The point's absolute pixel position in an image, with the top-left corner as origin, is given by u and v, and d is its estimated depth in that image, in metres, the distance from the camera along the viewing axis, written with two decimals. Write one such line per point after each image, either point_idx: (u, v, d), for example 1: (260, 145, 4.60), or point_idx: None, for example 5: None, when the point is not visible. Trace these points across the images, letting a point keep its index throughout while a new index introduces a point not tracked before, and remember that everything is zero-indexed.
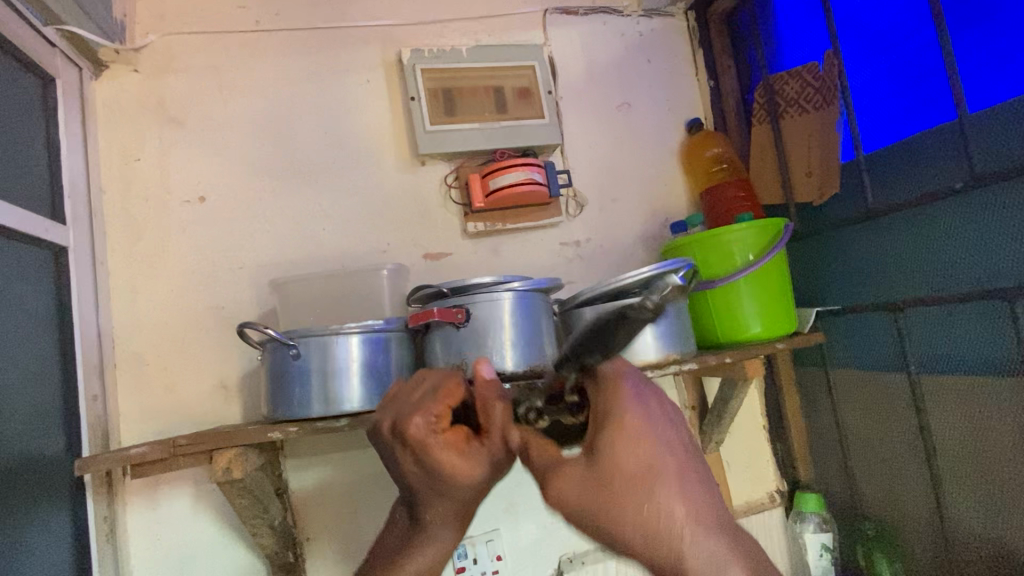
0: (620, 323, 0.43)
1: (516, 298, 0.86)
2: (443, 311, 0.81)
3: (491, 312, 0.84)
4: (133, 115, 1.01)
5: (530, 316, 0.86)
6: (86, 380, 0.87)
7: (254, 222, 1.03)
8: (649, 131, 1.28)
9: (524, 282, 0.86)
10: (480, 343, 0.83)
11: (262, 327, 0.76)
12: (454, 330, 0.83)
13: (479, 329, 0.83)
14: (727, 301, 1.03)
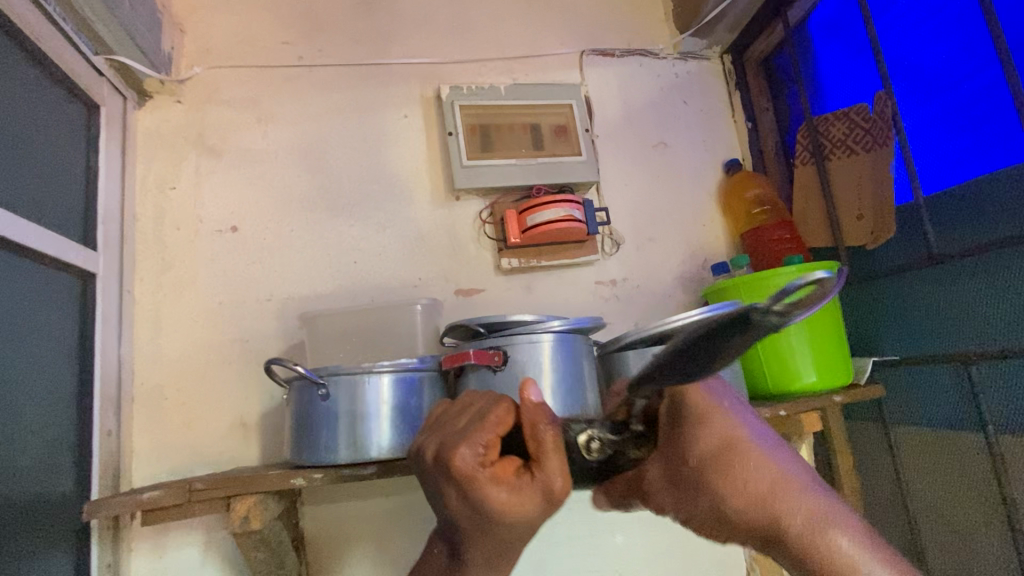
0: (731, 336, 0.38)
1: (557, 340, 0.80)
2: (480, 353, 0.76)
3: (530, 355, 0.78)
4: (172, 144, 1.01)
5: (571, 358, 0.81)
6: (102, 414, 0.83)
7: (285, 253, 1.00)
8: (686, 171, 1.25)
9: (565, 322, 0.80)
10: (519, 388, 0.77)
11: (290, 365, 0.71)
12: (490, 373, 0.78)
13: (518, 373, 0.78)
14: (778, 349, 0.97)
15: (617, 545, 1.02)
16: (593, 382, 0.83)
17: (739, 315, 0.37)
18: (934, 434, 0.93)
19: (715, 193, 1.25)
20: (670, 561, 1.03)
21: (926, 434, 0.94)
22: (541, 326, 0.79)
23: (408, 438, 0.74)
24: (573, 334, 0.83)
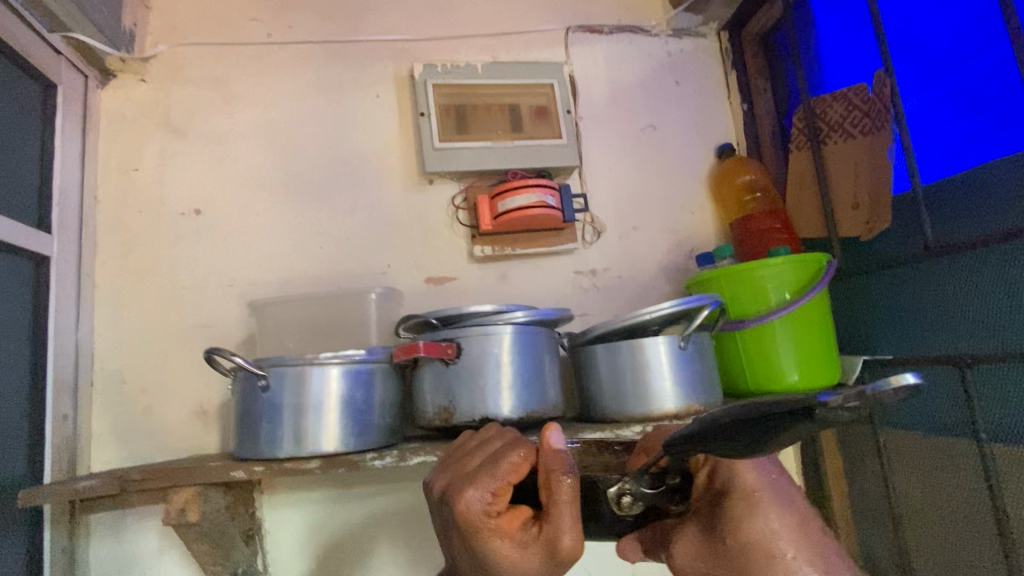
0: (787, 423, 0.33)
1: (517, 333, 0.77)
2: (431, 345, 0.73)
3: (486, 348, 0.75)
4: (136, 124, 0.98)
5: (531, 351, 0.78)
6: (56, 399, 0.82)
7: (249, 238, 0.97)
8: (676, 156, 1.19)
9: (528, 313, 0.78)
10: (473, 382, 0.74)
11: (228, 356, 0.71)
12: (444, 365, 0.75)
13: (472, 367, 0.74)
14: (760, 345, 0.91)
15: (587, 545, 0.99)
16: (555, 376, 0.80)
17: (801, 402, 0.32)
18: (927, 439, 0.87)
19: (706, 179, 1.19)
20: (645, 562, 1.00)
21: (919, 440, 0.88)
22: (501, 318, 0.77)
23: (357, 434, 0.72)
24: (535, 326, 0.80)
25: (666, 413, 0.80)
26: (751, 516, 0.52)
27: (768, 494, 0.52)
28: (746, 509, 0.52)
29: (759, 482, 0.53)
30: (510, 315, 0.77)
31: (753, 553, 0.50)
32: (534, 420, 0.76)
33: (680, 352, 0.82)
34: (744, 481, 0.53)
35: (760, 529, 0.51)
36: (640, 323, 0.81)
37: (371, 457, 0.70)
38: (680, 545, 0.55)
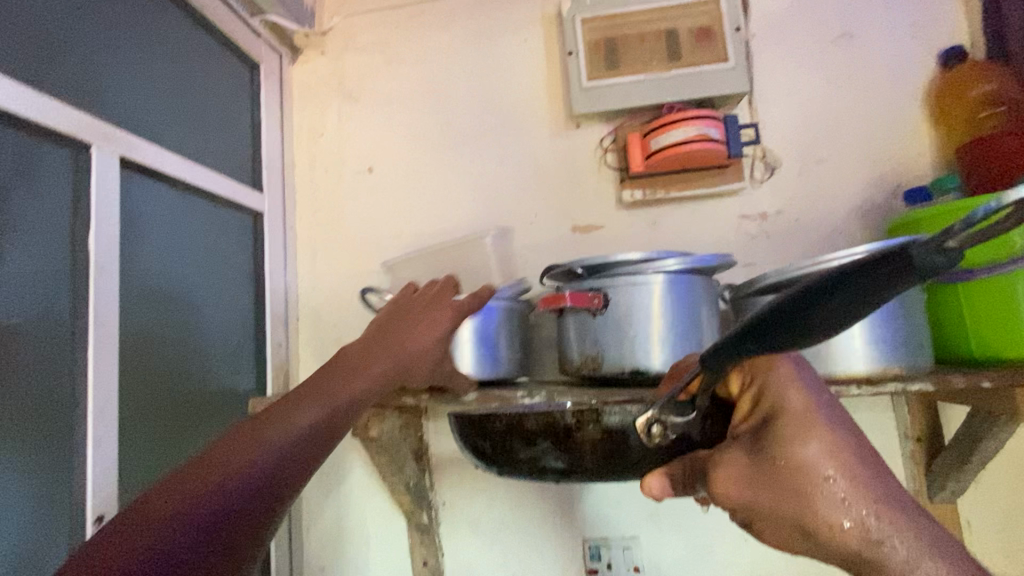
0: (896, 274, 0.29)
1: (669, 282, 0.71)
2: (578, 295, 0.72)
3: (635, 298, 0.71)
4: (319, 93, 1.11)
5: (687, 301, 0.72)
6: (273, 329, 1.01)
7: (410, 190, 1.05)
8: (880, 68, 0.96)
9: (681, 261, 0.71)
10: (621, 333, 0.71)
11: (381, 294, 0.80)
12: (590, 316, 0.73)
13: (620, 318, 0.71)
14: (993, 302, 0.72)
15: None
16: (714, 331, 0.73)
17: (899, 248, 0.29)
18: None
19: (922, 96, 0.95)
20: None
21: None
22: (651, 267, 0.71)
23: (494, 367, 0.79)
24: (692, 275, 0.73)
25: (855, 377, 0.67)
26: (799, 436, 0.40)
27: (821, 416, 0.41)
28: (796, 430, 0.41)
29: (810, 406, 0.42)
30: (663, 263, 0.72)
31: (802, 481, 0.39)
32: None
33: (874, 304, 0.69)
34: (794, 404, 0.42)
35: (818, 451, 0.39)
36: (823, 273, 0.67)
37: (521, 396, 0.73)
38: (720, 472, 0.43)
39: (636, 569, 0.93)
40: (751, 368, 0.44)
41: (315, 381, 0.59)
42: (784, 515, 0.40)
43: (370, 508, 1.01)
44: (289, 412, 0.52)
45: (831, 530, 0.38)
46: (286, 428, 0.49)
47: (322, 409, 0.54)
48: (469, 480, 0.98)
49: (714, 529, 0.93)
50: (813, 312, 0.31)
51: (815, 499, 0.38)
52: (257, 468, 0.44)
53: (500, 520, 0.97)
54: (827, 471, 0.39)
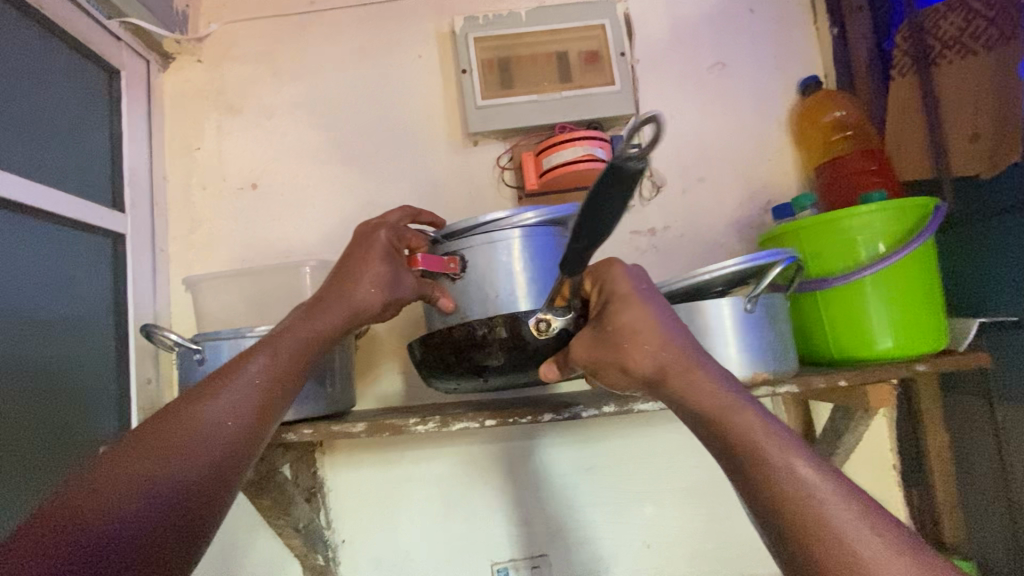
0: (602, 193, 0.43)
1: (520, 238, 0.71)
2: (433, 261, 0.70)
3: (492, 257, 0.71)
4: (194, 103, 1.02)
5: (547, 253, 0.72)
6: (139, 364, 0.90)
7: (301, 208, 0.99)
8: (748, 95, 1.05)
9: (539, 214, 0.71)
10: (484, 293, 0.71)
11: (163, 332, 0.71)
12: (451, 281, 0.73)
13: (481, 279, 0.71)
14: (849, 309, 0.79)
15: (646, 515, 0.95)
16: None
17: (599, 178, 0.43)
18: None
19: (785, 121, 1.04)
20: (706, 536, 0.95)
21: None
22: (508, 222, 0.70)
23: (303, 403, 0.72)
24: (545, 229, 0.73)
25: None
26: (623, 309, 0.53)
27: (639, 297, 0.53)
28: (619, 304, 0.53)
29: (634, 291, 0.54)
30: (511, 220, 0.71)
31: (629, 336, 0.52)
32: None
33: (746, 315, 0.73)
34: (621, 290, 0.54)
35: (633, 318, 0.52)
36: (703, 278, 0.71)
37: (413, 423, 0.70)
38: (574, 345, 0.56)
39: None
40: (598, 271, 0.57)
41: (233, 365, 0.56)
42: (611, 362, 0.54)
43: (258, 555, 0.92)
44: (196, 406, 0.50)
45: (638, 366, 0.52)
46: (195, 433, 0.49)
47: (240, 397, 0.53)
48: (370, 513, 0.93)
49: (620, 539, 0.95)
50: (592, 226, 0.45)
51: (630, 348, 0.52)
52: (157, 481, 0.44)
53: (406, 552, 0.93)
54: (639, 330, 0.52)
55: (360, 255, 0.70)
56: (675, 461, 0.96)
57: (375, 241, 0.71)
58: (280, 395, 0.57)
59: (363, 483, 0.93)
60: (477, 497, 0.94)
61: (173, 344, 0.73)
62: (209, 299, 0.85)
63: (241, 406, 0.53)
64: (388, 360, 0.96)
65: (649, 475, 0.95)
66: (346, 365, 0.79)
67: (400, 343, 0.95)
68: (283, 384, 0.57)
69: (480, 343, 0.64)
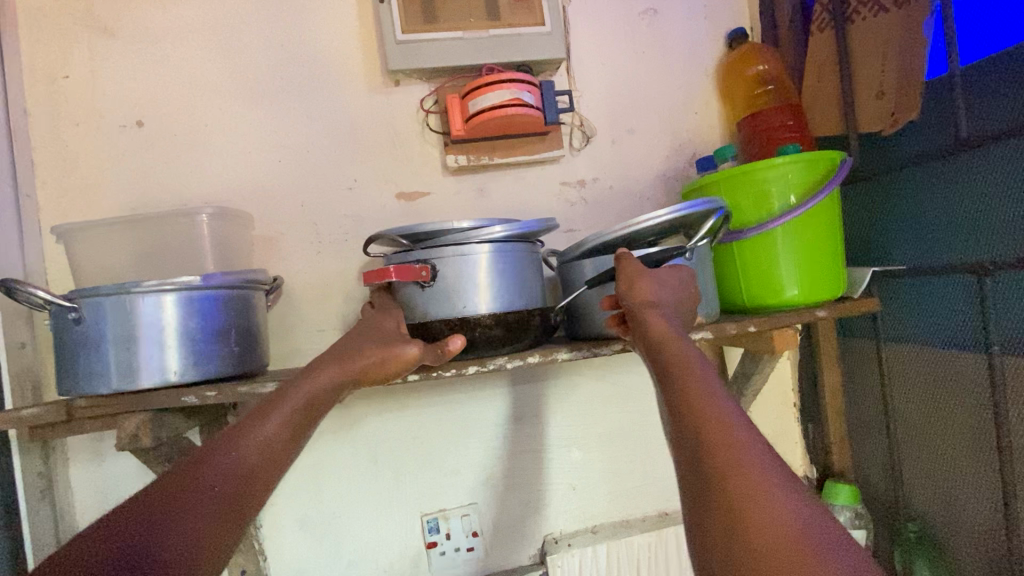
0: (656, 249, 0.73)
1: (495, 251, 0.70)
2: (404, 270, 0.67)
3: (464, 269, 0.69)
4: (57, 21, 0.86)
5: (517, 269, 0.72)
6: (8, 328, 0.79)
7: (199, 150, 0.89)
8: (677, 45, 1.04)
9: (508, 229, 0.70)
10: (451, 303, 0.69)
11: (27, 288, 0.62)
12: (419, 289, 0.70)
13: (448, 291, 0.69)
14: (760, 259, 0.82)
15: (572, 460, 0.99)
16: (539, 286, 0.74)
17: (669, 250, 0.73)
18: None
19: (712, 74, 1.05)
20: (625, 476, 1.01)
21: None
22: (479, 236, 0.69)
23: (205, 364, 0.67)
24: (517, 242, 0.73)
25: None
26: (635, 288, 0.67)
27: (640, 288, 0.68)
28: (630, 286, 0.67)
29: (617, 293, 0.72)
30: (488, 233, 0.69)
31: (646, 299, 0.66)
32: (517, 336, 0.71)
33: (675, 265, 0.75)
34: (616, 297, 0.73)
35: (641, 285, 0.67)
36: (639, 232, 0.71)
37: None
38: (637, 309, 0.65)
39: (474, 534, 0.95)
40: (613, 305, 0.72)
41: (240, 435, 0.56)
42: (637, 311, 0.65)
43: None
44: (233, 439, 0.55)
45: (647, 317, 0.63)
46: (230, 462, 0.53)
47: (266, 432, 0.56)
48: (293, 474, 0.90)
49: (547, 483, 0.98)
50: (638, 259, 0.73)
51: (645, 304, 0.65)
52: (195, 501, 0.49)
53: (333, 512, 0.91)
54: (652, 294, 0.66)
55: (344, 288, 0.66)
56: (601, 407, 1.00)
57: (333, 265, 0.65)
58: (288, 452, 0.57)
59: None
60: (405, 451, 0.93)
61: (43, 302, 0.64)
62: (88, 251, 0.75)
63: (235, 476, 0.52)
64: (308, 317, 0.90)
65: (576, 424, 0.98)
66: (255, 323, 0.73)
67: (318, 299, 0.90)
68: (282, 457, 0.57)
69: (493, 324, 0.69)
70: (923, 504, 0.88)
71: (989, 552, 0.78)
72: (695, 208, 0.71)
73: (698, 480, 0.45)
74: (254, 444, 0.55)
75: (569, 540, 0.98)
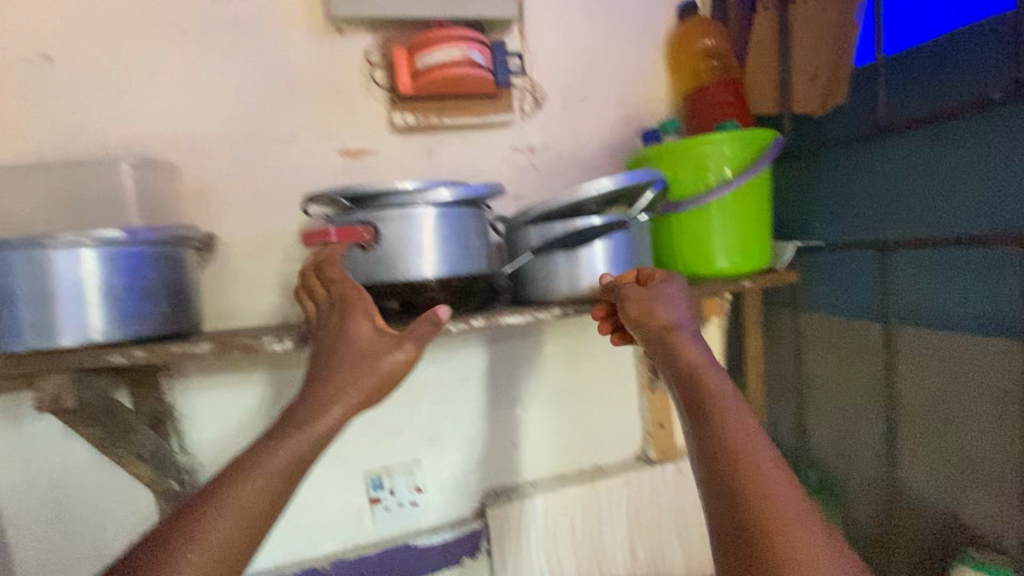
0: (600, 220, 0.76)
1: (439, 214, 0.70)
2: (343, 230, 0.67)
3: (407, 231, 0.69)
4: None
5: (461, 232, 0.72)
6: None
7: (119, 93, 0.81)
8: (630, 13, 1.04)
9: (452, 192, 0.70)
10: (393, 264, 0.69)
11: None
12: (361, 251, 0.69)
13: (391, 253, 0.69)
14: (695, 230, 0.87)
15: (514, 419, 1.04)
16: (484, 250, 0.75)
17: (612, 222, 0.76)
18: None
19: (662, 45, 1.06)
20: (563, 433, 1.07)
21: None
22: (421, 198, 0.68)
23: (133, 323, 0.64)
24: (462, 206, 0.73)
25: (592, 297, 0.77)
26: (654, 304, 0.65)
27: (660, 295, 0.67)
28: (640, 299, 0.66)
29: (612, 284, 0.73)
30: (431, 195, 0.69)
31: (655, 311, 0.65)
32: (459, 299, 0.72)
33: (614, 234, 0.78)
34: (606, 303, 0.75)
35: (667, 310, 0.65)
36: (582, 202, 0.73)
37: (268, 342, 0.67)
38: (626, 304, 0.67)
39: (418, 490, 0.98)
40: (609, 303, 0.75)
41: (245, 455, 0.51)
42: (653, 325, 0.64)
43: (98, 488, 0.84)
44: (221, 494, 0.48)
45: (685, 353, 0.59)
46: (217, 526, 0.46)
47: (273, 478, 0.50)
48: (233, 435, 0.89)
49: (488, 439, 1.03)
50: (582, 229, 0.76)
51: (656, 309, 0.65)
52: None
53: None
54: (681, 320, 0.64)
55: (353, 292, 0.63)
56: (542, 369, 1.05)
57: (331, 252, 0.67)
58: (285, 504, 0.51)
59: (220, 406, 0.88)
60: (349, 412, 0.94)
61: None
62: None
63: (257, 500, 0.48)
64: (247, 277, 0.87)
65: (516, 384, 1.04)
66: (187, 280, 0.71)
67: (257, 258, 0.87)
68: (274, 517, 0.49)
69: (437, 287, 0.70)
70: (825, 455, 0.98)
71: (878, 496, 0.89)
72: (635, 180, 0.74)
73: (739, 539, 0.44)
74: (286, 455, 0.52)
75: (509, 494, 1.03)
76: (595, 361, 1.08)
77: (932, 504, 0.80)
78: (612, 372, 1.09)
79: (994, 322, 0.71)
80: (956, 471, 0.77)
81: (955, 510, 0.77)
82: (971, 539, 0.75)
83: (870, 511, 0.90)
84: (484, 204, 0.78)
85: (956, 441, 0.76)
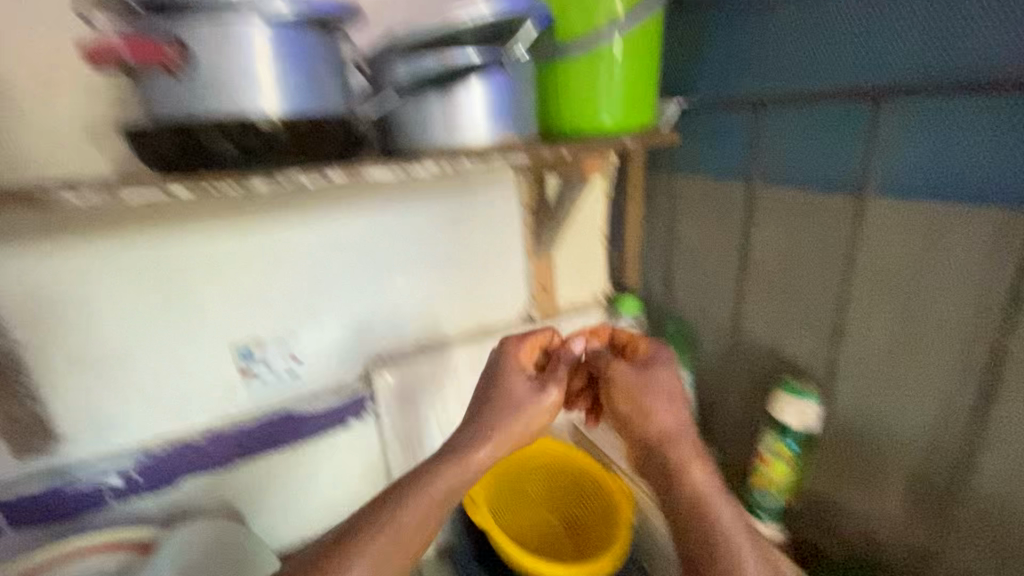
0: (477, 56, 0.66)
1: (270, 30, 0.57)
2: (137, 45, 0.51)
3: (228, 50, 0.55)
4: None
5: (302, 58, 0.59)
6: None
7: None
8: None
9: (287, 3, 0.56)
10: (216, 95, 0.56)
11: None
12: (171, 78, 0.55)
13: (211, 81, 0.56)
14: (581, 80, 0.81)
15: (396, 285, 1.00)
16: (336, 86, 0.64)
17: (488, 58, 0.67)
18: (943, 230, 0.66)
19: None
20: (448, 299, 1.06)
21: (905, 218, 0.70)
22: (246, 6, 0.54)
23: None
24: (303, 24, 0.59)
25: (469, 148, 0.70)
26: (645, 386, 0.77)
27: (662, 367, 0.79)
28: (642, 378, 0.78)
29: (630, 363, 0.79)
30: (258, 5, 0.55)
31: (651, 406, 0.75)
32: (308, 143, 0.61)
33: (492, 76, 0.69)
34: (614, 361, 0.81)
35: (669, 379, 0.78)
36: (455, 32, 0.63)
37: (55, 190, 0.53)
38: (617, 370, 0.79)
39: (294, 357, 0.95)
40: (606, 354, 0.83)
41: (379, 494, 0.64)
42: (630, 393, 0.77)
43: None
44: (389, 522, 0.60)
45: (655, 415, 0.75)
46: (406, 543, 0.60)
47: (423, 512, 0.62)
48: (54, 310, 0.77)
49: (370, 308, 0.99)
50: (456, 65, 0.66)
51: (645, 402, 0.76)
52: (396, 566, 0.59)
53: (116, 348, 0.82)
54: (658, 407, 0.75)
55: (502, 400, 0.73)
56: (424, 233, 1.00)
57: (511, 374, 0.77)
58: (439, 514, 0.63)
59: (31, 276, 0.75)
60: (203, 280, 0.85)
61: None
62: None
63: (413, 528, 0.61)
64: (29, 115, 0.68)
65: (397, 248, 0.98)
66: None
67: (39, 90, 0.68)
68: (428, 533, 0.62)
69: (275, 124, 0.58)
70: (685, 308, 1.09)
71: (722, 340, 1.01)
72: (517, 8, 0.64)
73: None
74: (411, 510, 0.61)
75: (394, 357, 1.03)
76: (479, 225, 1.05)
77: (763, 343, 0.93)
78: (497, 236, 1.07)
79: (840, 180, 0.76)
80: (786, 314, 0.88)
81: (781, 346, 0.90)
82: (791, 369, 0.90)
83: (716, 352, 1.03)
84: (337, 28, 0.65)
85: (791, 289, 0.86)
